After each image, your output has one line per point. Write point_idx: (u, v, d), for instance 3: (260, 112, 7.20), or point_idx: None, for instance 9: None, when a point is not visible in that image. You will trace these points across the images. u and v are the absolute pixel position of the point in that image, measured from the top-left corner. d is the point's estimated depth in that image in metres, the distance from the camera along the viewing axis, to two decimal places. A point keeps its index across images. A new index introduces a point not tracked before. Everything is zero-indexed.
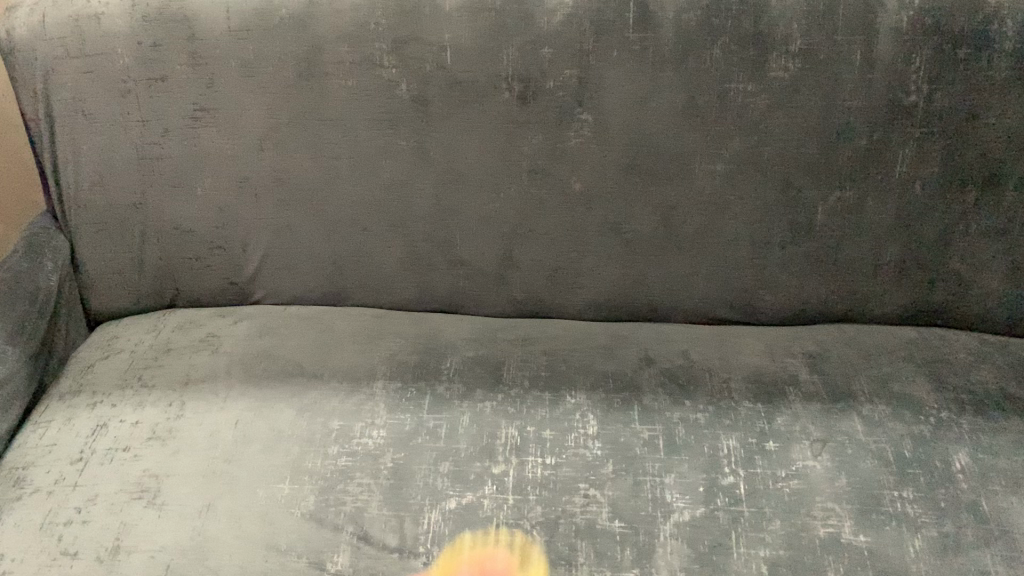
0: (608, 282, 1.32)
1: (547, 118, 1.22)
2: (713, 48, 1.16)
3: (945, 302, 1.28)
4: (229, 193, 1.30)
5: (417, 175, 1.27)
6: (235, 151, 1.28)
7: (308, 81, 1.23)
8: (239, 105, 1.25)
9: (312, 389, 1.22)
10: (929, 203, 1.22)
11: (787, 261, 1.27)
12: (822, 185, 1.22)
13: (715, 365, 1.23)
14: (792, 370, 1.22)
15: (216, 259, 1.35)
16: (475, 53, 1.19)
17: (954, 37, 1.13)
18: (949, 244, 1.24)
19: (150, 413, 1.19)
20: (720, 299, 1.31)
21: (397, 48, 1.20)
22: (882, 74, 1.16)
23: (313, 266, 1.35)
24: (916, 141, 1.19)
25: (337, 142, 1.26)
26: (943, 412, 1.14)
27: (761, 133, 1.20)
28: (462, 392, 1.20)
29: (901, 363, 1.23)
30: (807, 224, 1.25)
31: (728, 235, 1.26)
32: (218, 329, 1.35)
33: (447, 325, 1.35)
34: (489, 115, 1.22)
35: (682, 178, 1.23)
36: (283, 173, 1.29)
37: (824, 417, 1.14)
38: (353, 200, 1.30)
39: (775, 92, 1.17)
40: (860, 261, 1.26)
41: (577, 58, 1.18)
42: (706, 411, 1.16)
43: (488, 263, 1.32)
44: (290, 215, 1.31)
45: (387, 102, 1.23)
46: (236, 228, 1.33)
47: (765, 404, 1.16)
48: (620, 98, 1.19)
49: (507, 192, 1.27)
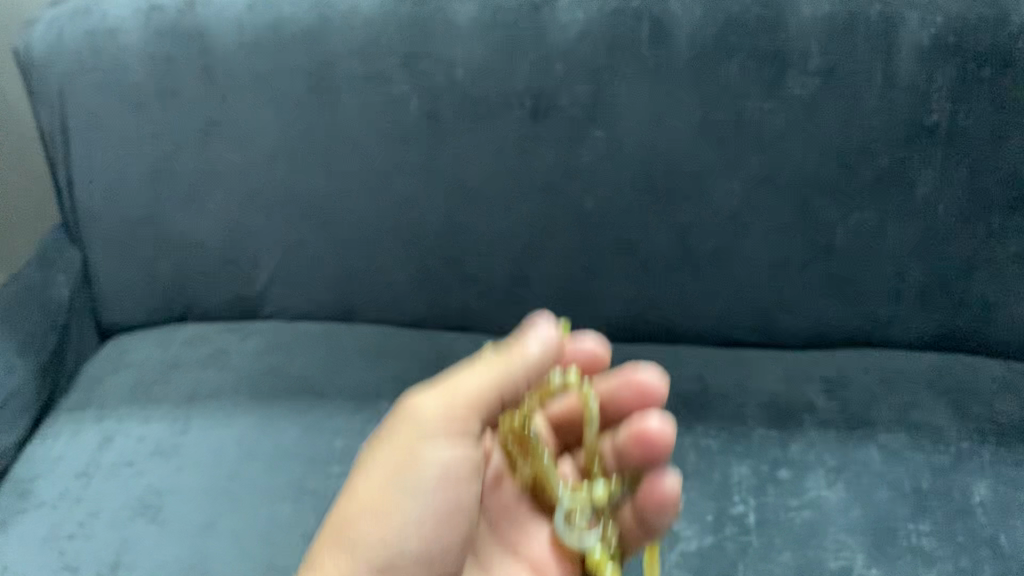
0: (622, 304, 1.29)
1: (561, 134, 1.21)
2: (730, 64, 1.14)
3: (971, 327, 1.24)
4: (239, 207, 1.30)
5: (428, 191, 1.26)
6: (247, 165, 1.28)
7: (320, 95, 1.23)
8: (251, 120, 1.25)
9: (318, 407, 1.19)
10: (953, 225, 1.18)
11: (806, 282, 1.24)
12: (842, 205, 1.19)
13: (731, 390, 1.19)
14: (809, 396, 1.17)
15: (227, 273, 1.34)
16: (486, 69, 1.19)
17: (978, 55, 1.11)
18: (974, 268, 1.20)
19: (156, 428, 1.18)
20: (738, 321, 1.28)
21: (409, 63, 1.20)
22: (903, 92, 1.13)
23: (323, 281, 1.33)
24: (939, 161, 1.16)
25: (348, 157, 1.26)
26: (964, 442, 1.10)
27: (779, 152, 1.18)
28: None
29: (923, 390, 1.18)
30: (827, 245, 1.21)
31: (745, 255, 1.24)
32: (227, 344, 1.32)
33: (459, 344, 1.30)
34: (502, 132, 1.22)
35: (698, 197, 1.21)
36: (294, 188, 1.28)
37: (840, 445, 1.10)
38: (362, 215, 1.28)
39: (794, 110, 1.15)
40: (883, 284, 1.23)
41: (591, 75, 1.17)
42: (718, 437, 1.12)
43: (499, 281, 1.30)
44: (300, 230, 1.30)
45: (398, 118, 1.23)
46: (247, 244, 1.32)
47: (778, 431, 1.13)
48: (633, 116, 1.18)
49: (520, 211, 1.25)
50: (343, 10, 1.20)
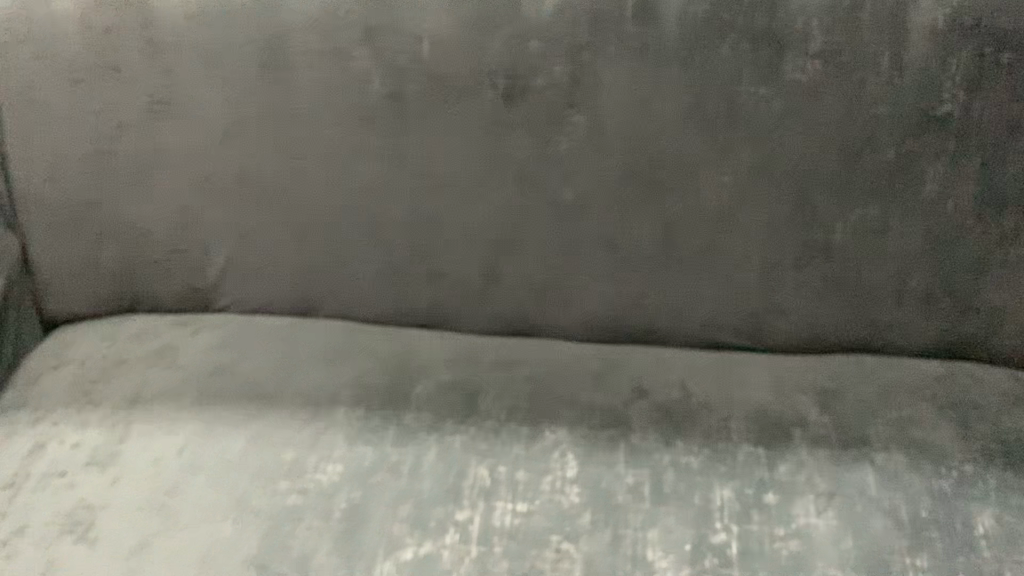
0: (601, 303, 1.19)
1: (536, 119, 1.10)
2: (722, 45, 1.05)
3: (978, 335, 1.14)
4: (189, 193, 1.19)
5: (392, 178, 1.16)
6: (197, 147, 1.17)
7: (273, 73, 1.13)
8: (199, 97, 1.15)
9: (267, 413, 1.09)
10: (962, 225, 1.08)
11: (801, 283, 1.14)
12: (841, 202, 1.09)
13: (716, 401, 1.10)
14: (800, 408, 1.08)
15: (176, 262, 1.23)
16: (455, 48, 1.09)
17: (997, 39, 1.01)
18: (984, 271, 1.10)
19: (94, 434, 1.09)
20: (728, 323, 1.18)
21: (369, 38, 1.10)
22: (913, 80, 1.03)
23: (281, 273, 1.23)
24: (949, 155, 1.05)
25: (303, 139, 1.15)
26: (968, 465, 1.01)
27: (774, 142, 1.08)
28: (431, 423, 1.06)
29: (924, 405, 1.09)
30: (824, 245, 1.12)
31: (735, 253, 1.14)
32: (177, 338, 1.22)
33: (426, 344, 1.19)
34: (473, 115, 1.11)
35: (685, 189, 1.11)
36: (247, 171, 1.18)
37: (832, 466, 1.01)
38: (321, 203, 1.18)
39: (791, 97, 1.05)
40: (883, 286, 1.13)
41: (569, 55, 1.07)
42: (700, 454, 1.02)
43: (469, 276, 1.19)
44: (255, 217, 1.20)
45: (359, 98, 1.13)
46: (197, 232, 1.21)
47: (766, 448, 1.03)
48: (616, 100, 1.08)
49: (492, 202, 1.15)
50: None
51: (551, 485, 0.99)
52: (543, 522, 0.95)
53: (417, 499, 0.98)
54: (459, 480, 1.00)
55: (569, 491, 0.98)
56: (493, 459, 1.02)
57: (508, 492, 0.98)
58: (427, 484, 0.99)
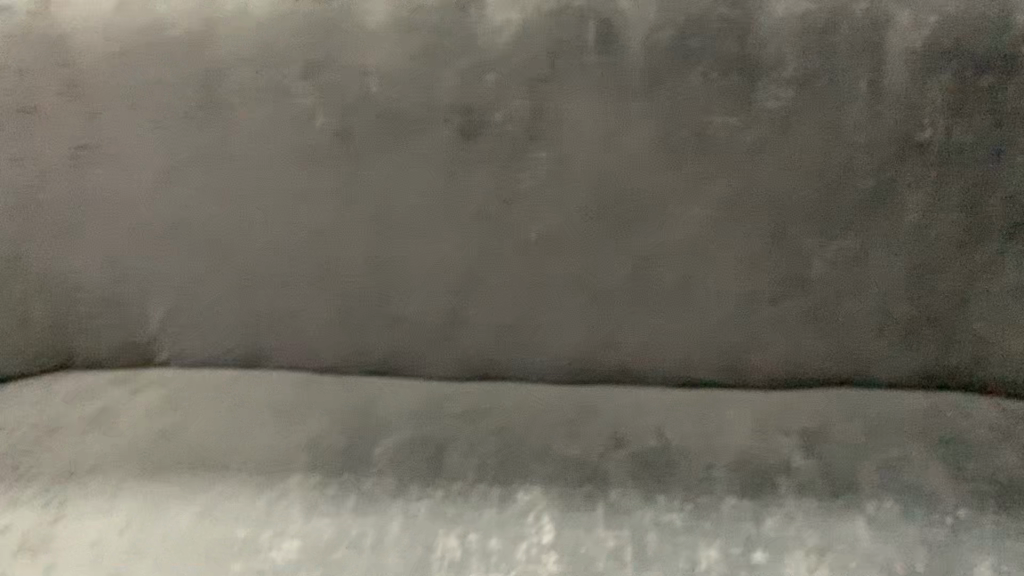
0: (572, 343, 1.11)
1: (496, 155, 1.03)
2: (691, 75, 0.99)
3: (963, 366, 1.09)
4: (122, 243, 1.10)
5: (344, 221, 1.07)
6: (129, 193, 1.08)
7: (209, 113, 1.04)
8: (129, 141, 1.06)
9: (217, 484, 1.01)
10: (945, 254, 1.04)
11: (779, 318, 1.08)
12: (819, 234, 1.04)
13: (696, 448, 1.03)
14: (785, 453, 1.03)
15: (111, 316, 1.14)
16: (405, 82, 1.02)
17: (979, 61, 0.97)
18: (968, 301, 1.05)
19: (23, 514, 0.98)
20: (705, 361, 1.11)
21: (312, 73, 1.02)
22: (891, 105, 0.99)
23: (225, 324, 1.13)
24: (931, 183, 1.01)
25: (245, 183, 1.07)
26: (961, 510, 0.96)
27: (748, 174, 1.02)
28: (394, 489, 0.99)
29: (912, 444, 1.04)
30: (802, 278, 1.06)
31: (710, 289, 1.07)
32: (116, 400, 1.12)
33: (386, 396, 1.11)
34: (428, 153, 1.04)
35: (656, 225, 1.05)
36: (184, 218, 1.09)
37: (821, 518, 0.95)
38: (266, 250, 1.09)
39: (765, 126, 1.00)
40: (865, 319, 1.07)
41: (529, 88, 1.01)
42: (683, 511, 0.96)
43: (430, 319, 1.11)
44: (195, 267, 1.11)
45: (303, 137, 1.04)
46: (133, 284, 1.12)
47: (752, 500, 0.97)
48: (582, 134, 1.02)
49: (450, 244, 1.08)
50: (229, 13, 1.03)
51: (527, 554, 0.91)
52: None
53: None
54: (427, 552, 0.92)
55: (546, 559, 0.91)
56: (463, 527, 0.95)
57: (480, 563, 0.91)
58: (393, 558, 0.91)
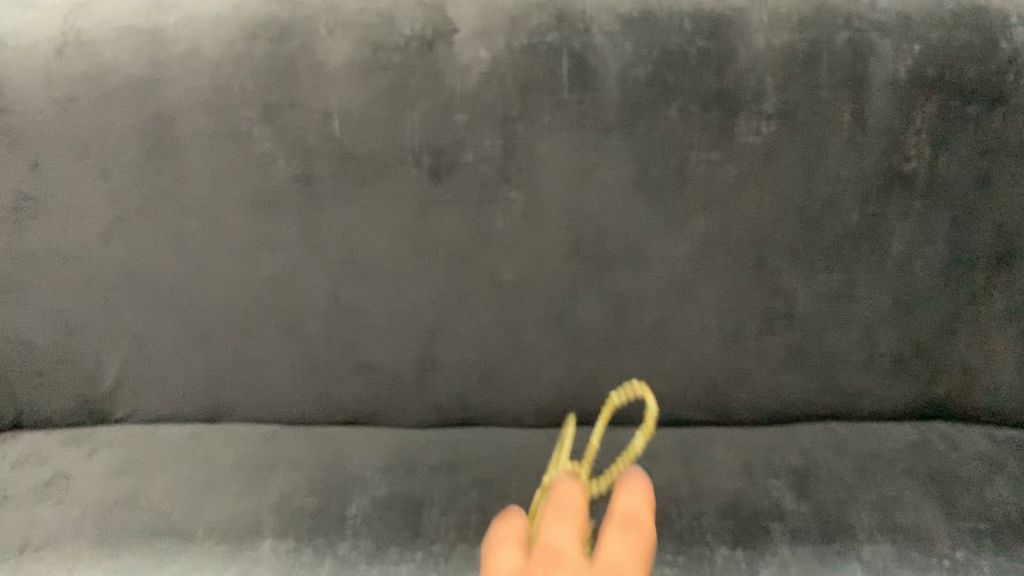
0: (552, 386, 1.07)
1: (467, 196, 0.99)
2: (669, 108, 0.95)
3: (951, 396, 1.06)
4: (71, 297, 1.04)
5: (308, 268, 1.02)
6: (77, 245, 1.02)
7: (159, 159, 0.98)
8: (76, 191, 1.00)
9: (182, 554, 0.94)
10: (932, 285, 1.01)
11: (765, 355, 1.05)
12: (803, 268, 1.01)
13: (685, 494, 0.99)
14: (776, 496, 0.99)
15: (62, 374, 1.07)
16: (370, 122, 0.97)
17: (964, 90, 0.95)
18: (956, 331, 1.03)
19: None
20: (689, 400, 1.07)
21: (269, 115, 0.97)
22: (876, 136, 0.96)
23: (185, 379, 1.07)
24: (917, 213, 0.98)
25: (202, 231, 1.01)
26: (958, 551, 0.93)
27: (729, 210, 0.99)
28: (372, 552, 0.93)
29: (904, 481, 1.01)
30: (787, 313, 1.03)
31: (693, 327, 1.04)
32: (70, 464, 1.06)
33: (359, 449, 1.06)
34: (396, 195, 0.99)
35: (636, 263, 1.01)
36: (137, 270, 1.02)
37: (818, 566, 0.92)
38: (227, 300, 1.04)
39: (747, 160, 0.97)
40: (852, 353, 1.04)
41: (500, 125, 0.96)
42: (676, 565, 0.91)
43: (402, 367, 1.06)
44: (152, 320, 1.05)
45: (263, 182, 0.99)
46: (85, 340, 1.05)
47: (746, 550, 0.93)
48: (556, 172, 0.98)
49: (422, 289, 1.03)
50: (179, 52, 0.97)
51: None
52: None
53: None
54: None
55: None
56: None
57: None
58: None
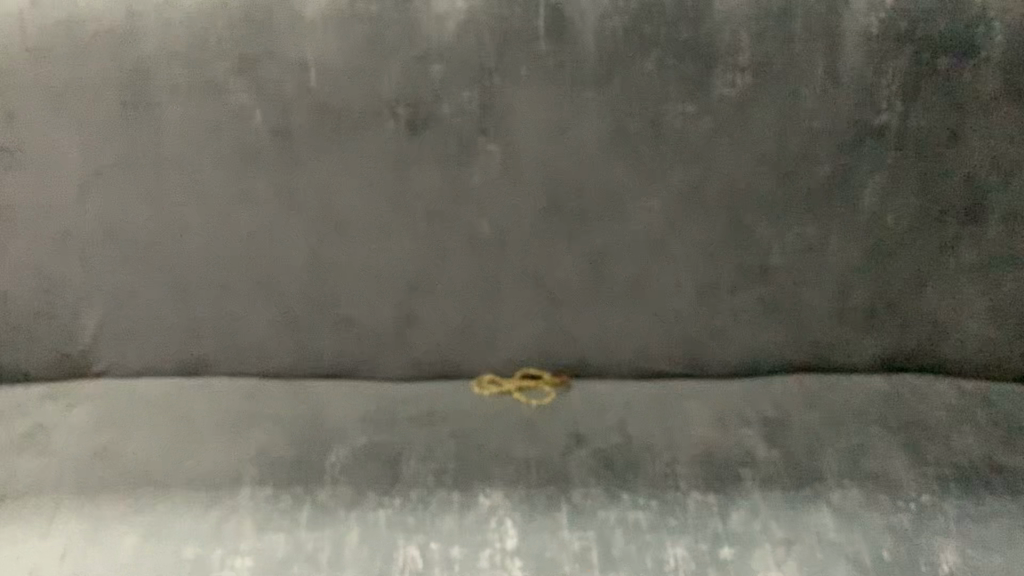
0: (529, 340, 1.08)
1: (445, 150, 1.00)
2: (644, 61, 0.97)
3: (921, 349, 1.09)
4: (49, 250, 1.04)
5: (287, 221, 1.02)
6: (55, 198, 1.02)
7: (135, 111, 0.98)
8: (53, 142, 0.99)
9: (163, 502, 0.94)
10: (903, 238, 1.03)
11: (739, 308, 1.06)
12: (778, 221, 1.02)
13: (658, 443, 1.01)
14: (747, 445, 1.01)
15: (41, 327, 1.07)
16: (348, 74, 0.97)
17: (934, 44, 0.96)
18: (926, 284, 1.05)
19: None
20: (664, 354, 1.09)
21: (246, 67, 0.97)
22: (848, 89, 0.97)
23: (164, 333, 1.08)
24: (888, 166, 1.00)
25: (180, 183, 1.01)
26: (924, 495, 0.95)
27: (704, 163, 1.00)
28: (351, 499, 0.94)
29: (873, 430, 1.03)
30: (761, 266, 1.04)
31: (668, 280, 1.05)
32: (49, 417, 1.06)
33: (338, 401, 1.07)
34: (373, 149, 1.00)
35: (612, 217, 1.02)
36: (116, 222, 1.03)
37: (788, 510, 0.93)
38: (206, 254, 1.04)
39: (721, 113, 0.98)
40: (824, 306, 1.06)
41: (477, 77, 0.97)
42: (648, 509, 0.93)
43: (380, 321, 1.07)
44: (130, 273, 1.05)
45: (241, 134, 0.99)
46: (63, 293, 1.05)
47: (717, 495, 0.95)
48: (533, 124, 0.99)
49: (400, 243, 1.03)
50: (156, 4, 0.97)
51: (490, 561, 0.88)
52: None
53: None
54: (387, 566, 0.87)
55: (510, 566, 0.87)
56: (424, 536, 0.90)
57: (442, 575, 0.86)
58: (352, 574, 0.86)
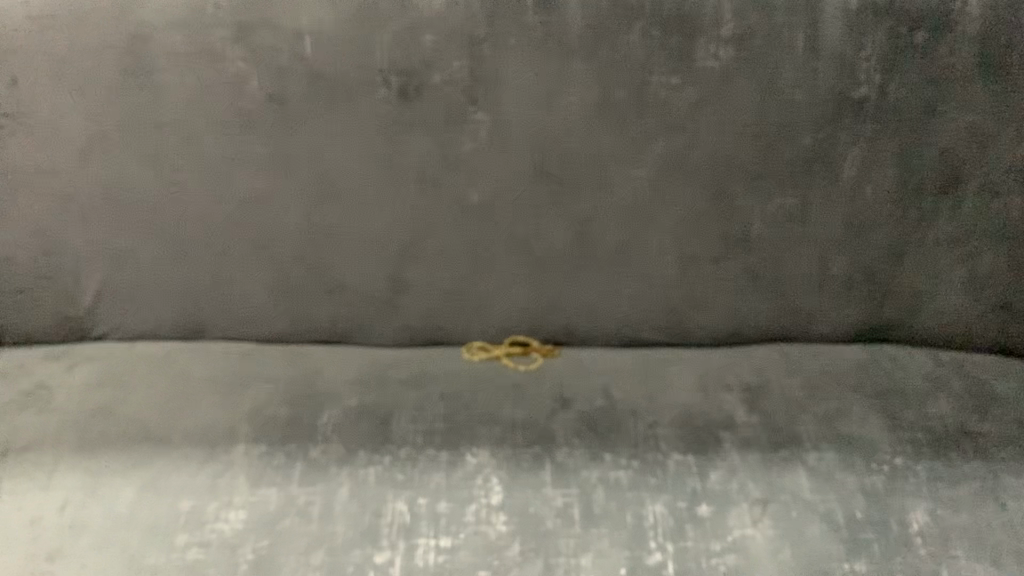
0: (517, 306, 1.11)
1: (436, 119, 1.02)
2: (630, 33, 0.99)
3: (899, 318, 1.11)
4: (51, 214, 1.06)
5: (282, 188, 1.05)
6: (56, 163, 1.04)
7: (135, 78, 1.01)
8: (55, 108, 1.02)
9: (160, 457, 0.97)
10: (881, 209, 1.06)
11: (722, 277, 1.09)
12: (759, 192, 1.05)
13: (641, 407, 1.04)
14: (728, 409, 1.04)
15: (42, 290, 1.10)
16: (342, 44, 1.00)
17: (911, 18, 0.99)
18: (904, 255, 1.08)
19: None
20: (648, 322, 1.12)
21: (242, 36, 1.00)
22: (828, 62, 1.00)
23: (162, 297, 1.11)
24: (867, 138, 1.03)
25: (178, 149, 1.04)
26: (898, 458, 0.98)
27: (688, 134, 1.03)
28: (342, 456, 0.97)
29: (851, 397, 1.06)
30: (743, 236, 1.07)
31: (653, 248, 1.08)
32: (50, 377, 1.09)
33: (330, 364, 1.10)
34: (366, 117, 1.02)
35: (599, 187, 1.05)
36: (116, 187, 1.05)
37: (765, 470, 0.96)
38: (203, 219, 1.07)
39: (704, 84, 1.01)
40: (804, 275, 1.09)
41: (468, 47, 1.00)
42: (630, 468, 0.96)
43: (372, 286, 1.10)
44: (130, 237, 1.08)
45: (238, 101, 1.02)
46: (64, 257, 1.08)
47: (696, 456, 0.98)
48: (521, 94, 1.01)
49: (391, 209, 1.06)
50: None
51: (476, 516, 0.91)
52: (469, 557, 0.87)
53: (331, 543, 0.88)
54: (376, 519, 0.90)
55: (495, 521, 0.90)
56: (412, 492, 0.93)
57: (429, 527, 0.89)
58: (342, 526, 0.89)
